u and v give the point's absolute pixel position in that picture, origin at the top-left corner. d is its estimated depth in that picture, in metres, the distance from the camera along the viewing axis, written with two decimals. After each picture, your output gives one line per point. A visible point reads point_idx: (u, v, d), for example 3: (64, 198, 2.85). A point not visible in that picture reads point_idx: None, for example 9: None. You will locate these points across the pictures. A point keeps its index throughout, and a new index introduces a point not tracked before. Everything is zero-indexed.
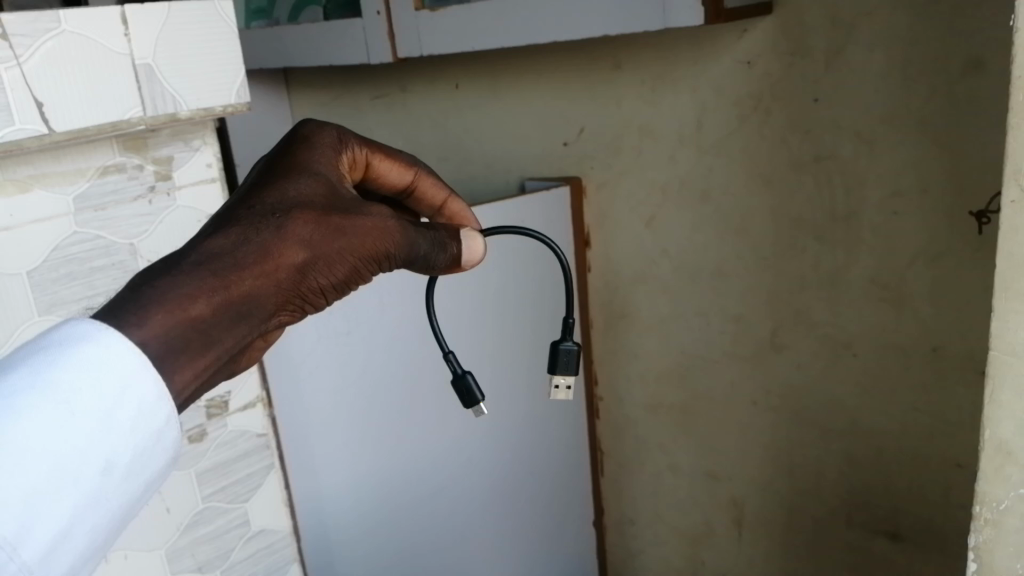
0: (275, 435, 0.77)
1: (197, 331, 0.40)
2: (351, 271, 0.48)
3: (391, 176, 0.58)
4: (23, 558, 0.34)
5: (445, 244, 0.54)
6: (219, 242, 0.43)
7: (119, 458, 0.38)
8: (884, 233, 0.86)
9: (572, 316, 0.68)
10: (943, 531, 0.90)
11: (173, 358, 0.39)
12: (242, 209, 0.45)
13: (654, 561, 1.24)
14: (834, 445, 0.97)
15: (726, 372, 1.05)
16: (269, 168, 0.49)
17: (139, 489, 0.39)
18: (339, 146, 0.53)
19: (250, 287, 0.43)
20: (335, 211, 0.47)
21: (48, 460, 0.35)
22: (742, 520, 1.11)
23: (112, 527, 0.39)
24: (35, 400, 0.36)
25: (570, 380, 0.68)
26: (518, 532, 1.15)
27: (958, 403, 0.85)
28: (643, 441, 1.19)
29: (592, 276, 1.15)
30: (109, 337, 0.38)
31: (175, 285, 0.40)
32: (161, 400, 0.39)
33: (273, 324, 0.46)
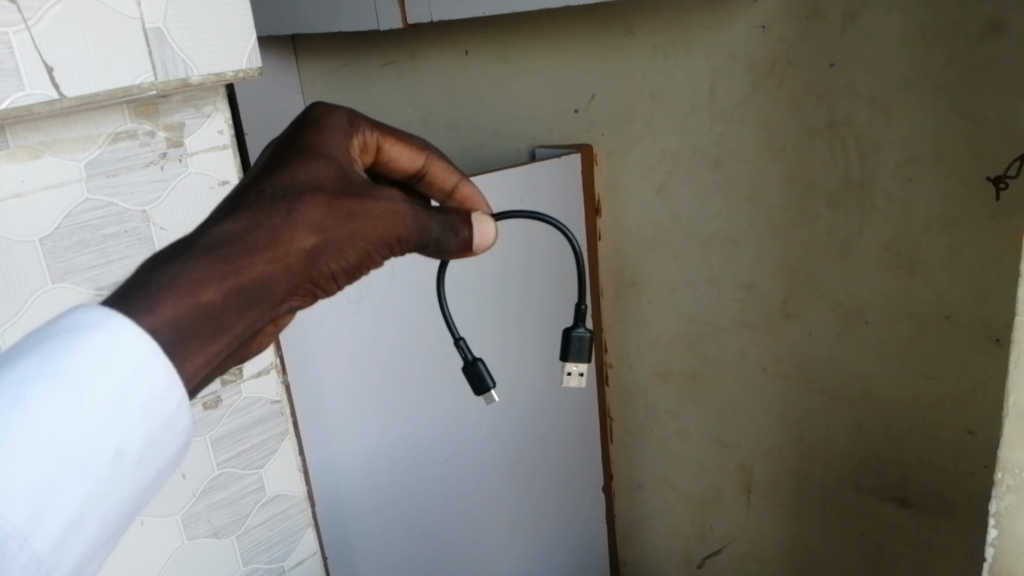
0: (289, 404, 0.77)
1: (208, 317, 0.40)
2: (362, 257, 0.48)
3: (402, 160, 0.57)
4: (34, 548, 0.34)
5: (456, 228, 0.56)
6: (229, 227, 0.42)
7: (128, 446, 0.37)
8: (899, 200, 0.85)
9: (584, 303, 0.68)
10: (953, 497, 0.91)
11: (183, 344, 0.39)
12: (252, 193, 0.45)
13: (664, 527, 1.25)
14: (844, 412, 0.98)
15: (736, 340, 1.05)
16: (280, 152, 0.49)
17: (150, 477, 0.39)
18: (350, 130, 0.53)
19: (262, 272, 0.42)
20: (347, 194, 0.47)
21: (57, 448, 0.35)
22: (751, 486, 1.12)
23: (125, 515, 0.38)
24: (45, 387, 0.35)
25: (583, 367, 0.69)
26: (530, 499, 1.16)
27: (970, 371, 0.85)
28: (652, 409, 1.19)
29: (603, 244, 1.15)
30: (119, 324, 0.37)
31: (185, 271, 0.39)
32: (173, 386, 0.39)
33: (283, 309, 0.46)
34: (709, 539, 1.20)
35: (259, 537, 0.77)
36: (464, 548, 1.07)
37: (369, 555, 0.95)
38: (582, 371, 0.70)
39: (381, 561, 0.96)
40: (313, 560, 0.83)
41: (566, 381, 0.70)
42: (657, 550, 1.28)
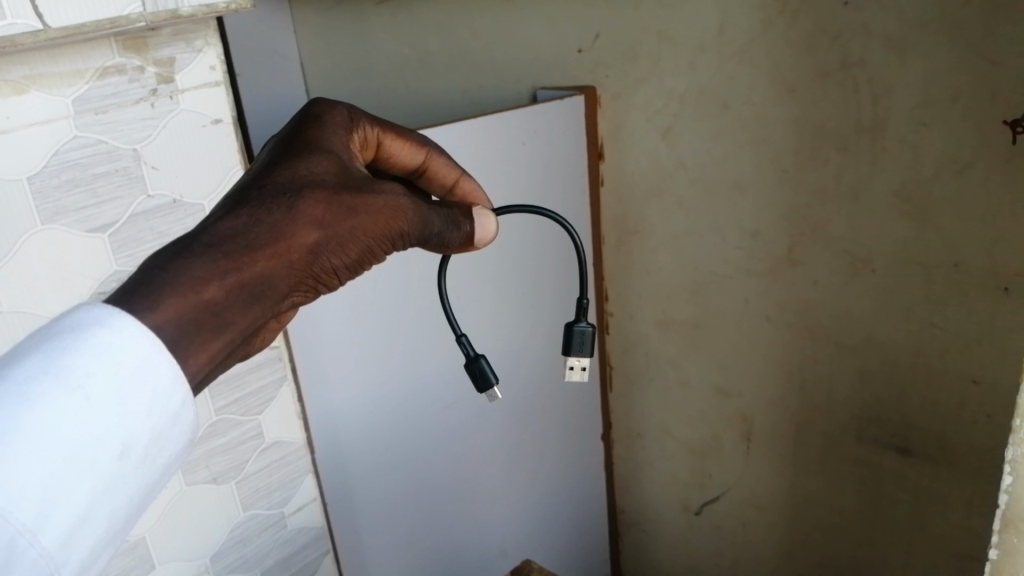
0: (288, 350, 0.77)
1: (211, 313, 0.41)
2: (363, 251, 0.50)
3: (402, 155, 0.60)
4: (43, 544, 0.36)
5: (458, 222, 0.58)
6: (231, 224, 0.44)
7: (134, 442, 0.39)
8: (910, 144, 0.83)
9: (586, 297, 0.69)
10: (954, 446, 0.90)
11: (186, 340, 0.41)
12: (254, 190, 0.46)
13: (662, 475, 1.26)
14: (847, 360, 0.97)
15: (739, 288, 1.04)
16: (282, 148, 0.51)
17: (155, 471, 0.41)
18: (350, 125, 0.56)
19: (263, 268, 0.44)
20: (346, 189, 0.49)
21: (63, 445, 0.37)
22: (751, 434, 1.11)
23: (130, 511, 0.40)
24: (51, 388, 0.37)
25: (585, 361, 0.70)
26: (530, 447, 1.16)
27: (976, 319, 0.84)
28: (653, 357, 1.18)
29: (605, 190, 1.13)
30: (123, 322, 0.39)
31: (187, 268, 0.41)
32: (176, 383, 0.41)
33: (285, 304, 0.48)
34: (707, 487, 1.20)
35: (258, 483, 0.77)
36: (464, 497, 1.07)
37: (370, 503, 0.94)
38: (585, 365, 0.70)
39: (380, 509, 0.95)
40: (313, 505, 0.83)
41: (569, 375, 0.70)
42: (656, 497, 1.29)
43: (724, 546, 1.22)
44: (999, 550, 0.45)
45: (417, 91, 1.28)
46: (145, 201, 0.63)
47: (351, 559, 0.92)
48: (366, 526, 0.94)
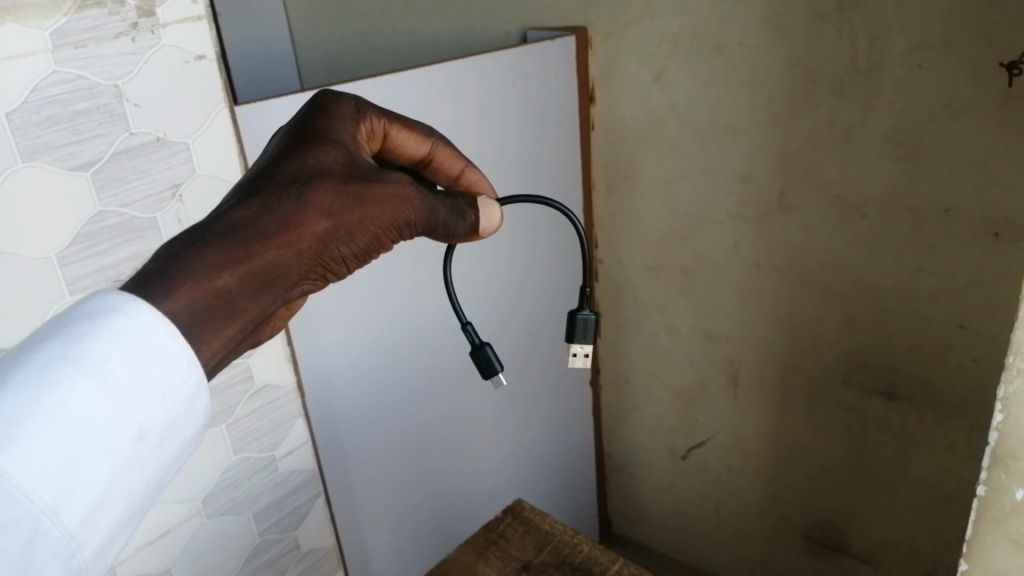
0: None
1: (224, 301, 0.40)
2: (370, 241, 0.49)
3: (407, 147, 0.57)
4: (64, 524, 0.35)
5: (462, 212, 0.57)
6: (242, 213, 0.42)
7: (151, 424, 0.38)
8: (905, 88, 0.82)
9: (588, 284, 0.67)
10: (939, 390, 0.92)
11: (201, 327, 0.39)
12: (263, 180, 0.45)
13: (649, 420, 1.27)
14: (836, 306, 0.97)
15: (729, 234, 1.04)
16: (290, 138, 0.49)
17: (172, 453, 0.40)
18: (357, 117, 0.53)
19: (274, 257, 0.42)
20: (354, 179, 0.47)
21: (82, 427, 0.35)
22: (738, 380, 1.12)
23: (148, 493, 0.39)
24: (70, 370, 0.35)
25: (588, 348, 0.68)
26: (518, 393, 1.16)
27: (964, 264, 0.85)
28: (642, 304, 1.18)
29: (596, 134, 1.11)
30: (138, 308, 0.37)
31: (201, 255, 0.39)
32: (191, 367, 0.39)
33: (295, 293, 0.46)
34: (693, 431, 1.22)
35: (248, 427, 0.76)
36: (453, 441, 1.08)
37: (360, 446, 0.94)
38: (588, 351, 0.69)
39: (370, 452, 0.95)
40: (304, 448, 0.83)
41: (571, 362, 0.69)
42: (642, 441, 1.30)
43: (710, 489, 1.24)
44: (987, 488, 0.46)
45: (404, 32, 1.25)
46: (127, 139, 0.62)
47: (341, 502, 0.93)
48: (356, 469, 0.94)
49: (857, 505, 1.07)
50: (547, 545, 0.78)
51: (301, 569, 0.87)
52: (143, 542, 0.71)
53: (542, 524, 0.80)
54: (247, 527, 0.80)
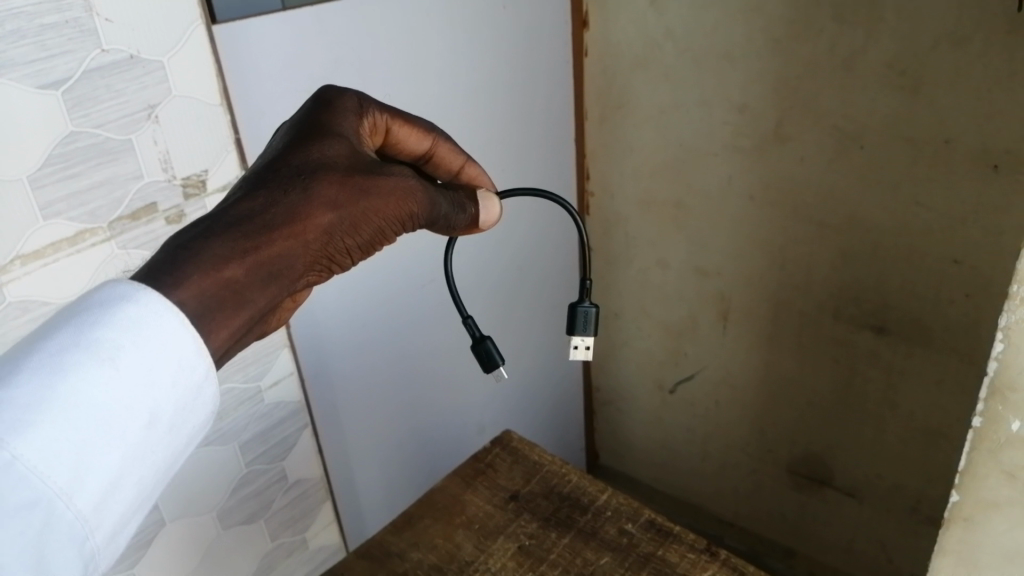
0: None
1: (231, 291, 0.41)
2: (375, 232, 0.50)
3: (408, 142, 0.56)
4: (78, 507, 0.37)
5: (463, 205, 0.57)
6: (249, 205, 0.44)
7: (161, 411, 0.39)
8: (909, 14, 0.80)
9: (589, 277, 0.66)
10: (931, 324, 0.92)
11: (210, 317, 0.41)
12: (270, 172, 0.46)
13: (638, 354, 1.27)
14: (830, 240, 0.96)
15: (723, 166, 1.01)
16: (294, 130, 0.49)
17: (181, 439, 0.41)
18: (360, 112, 0.52)
19: (280, 249, 0.44)
20: (359, 171, 0.48)
21: (94, 413, 0.37)
22: (728, 315, 1.11)
23: (158, 478, 0.41)
24: (83, 358, 0.37)
25: (589, 341, 0.67)
26: (507, 327, 1.15)
27: (962, 197, 0.84)
28: (633, 238, 1.17)
29: (589, 61, 1.09)
30: (148, 297, 0.39)
31: (208, 248, 0.41)
32: (200, 355, 0.40)
33: (302, 284, 0.47)
34: (682, 365, 1.21)
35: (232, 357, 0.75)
36: (441, 375, 1.07)
37: (349, 379, 0.93)
38: (590, 344, 0.67)
39: (358, 385, 0.94)
40: (290, 379, 0.82)
41: (573, 355, 0.68)
42: (631, 375, 1.30)
43: (697, 424, 1.25)
44: (983, 419, 0.45)
45: None
46: (99, 57, 0.59)
47: (329, 433, 0.92)
48: (344, 401, 0.93)
49: (843, 438, 1.07)
50: (535, 476, 0.78)
51: (288, 499, 0.87)
52: None
53: (531, 454, 0.80)
54: (233, 458, 0.79)
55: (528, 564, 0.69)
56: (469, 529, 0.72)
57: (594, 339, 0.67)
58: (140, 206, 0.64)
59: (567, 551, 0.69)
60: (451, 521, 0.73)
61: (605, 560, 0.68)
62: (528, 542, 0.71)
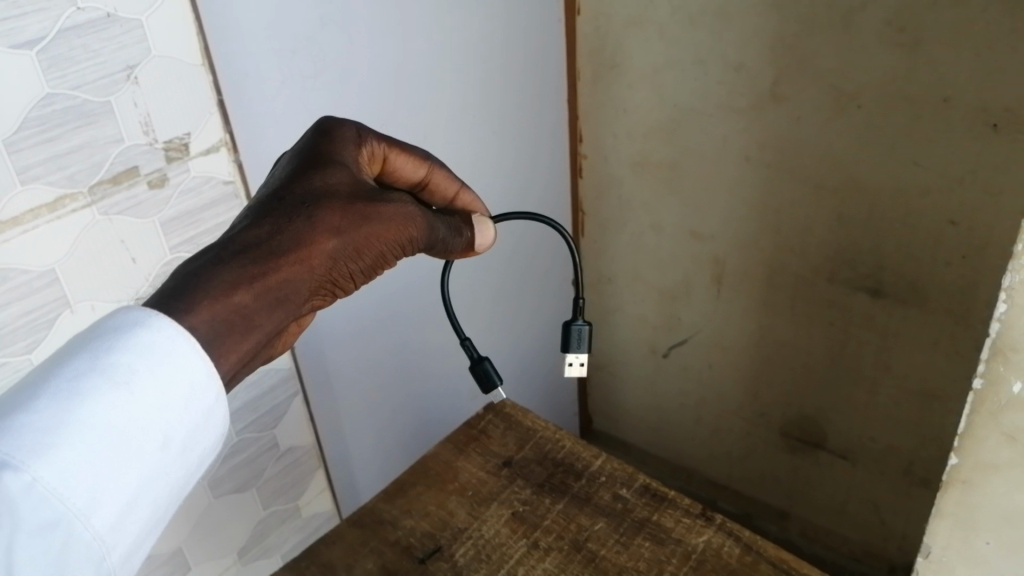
0: (245, 184, 0.72)
1: (240, 316, 0.42)
2: (377, 257, 0.50)
3: (404, 171, 0.57)
4: (96, 528, 0.37)
5: (459, 230, 0.58)
6: (256, 232, 0.45)
7: (175, 432, 0.40)
8: None
9: (582, 296, 0.69)
10: (926, 286, 0.91)
11: (220, 342, 0.41)
12: (275, 200, 0.47)
13: (631, 319, 1.26)
14: (825, 203, 0.95)
15: (718, 127, 1.00)
16: (296, 160, 0.50)
17: (192, 461, 0.42)
18: (358, 142, 0.54)
19: (287, 274, 0.44)
20: (361, 198, 0.49)
21: (112, 435, 0.38)
22: (722, 278, 1.10)
23: (169, 499, 0.42)
24: (100, 382, 0.38)
25: (584, 358, 0.69)
26: (499, 292, 1.14)
27: (960, 158, 0.82)
28: (627, 202, 1.15)
29: (581, 20, 1.06)
30: (161, 323, 0.40)
31: (217, 274, 0.42)
32: (210, 378, 0.41)
33: (306, 309, 0.48)
34: (675, 330, 1.21)
35: None
36: (432, 342, 1.06)
37: (340, 346, 0.92)
38: (584, 361, 0.69)
39: (350, 352, 0.94)
40: None
41: (568, 371, 0.70)
42: (624, 340, 1.29)
43: (691, 388, 1.24)
44: (984, 380, 0.45)
45: None
46: (75, 15, 0.57)
47: (320, 400, 0.91)
48: (336, 369, 0.92)
49: (837, 401, 1.07)
50: (529, 442, 0.77)
51: (280, 467, 0.86)
52: None
53: (524, 420, 0.80)
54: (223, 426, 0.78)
55: (522, 531, 0.68)
56: (463, 496, 0.72)
57: (588, 356, 0.69)
58: (121, 170, 0.63)
59: (561, 517, 0.69)
60: (445, 488, 0.73)
61: (600, 526, 0.68)
62: (522, 508, 0.70)
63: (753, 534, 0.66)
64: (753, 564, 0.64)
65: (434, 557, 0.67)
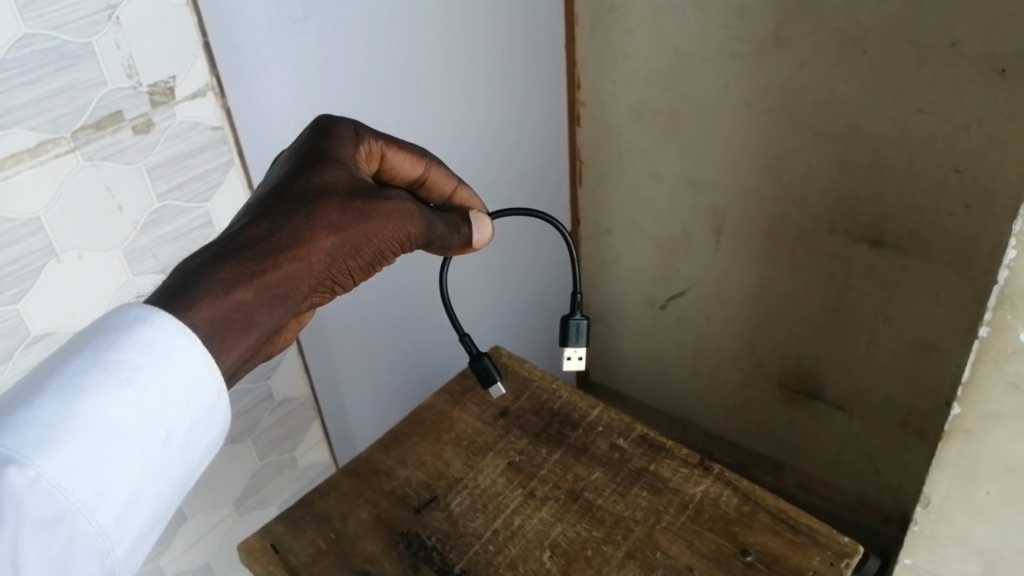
0: (234, 131, 0.70)
1: (240, 313, 0.43)
2: (375, 254, 0.51)
3: (402, 168, 0.59)
4: (101, 522, 0.38)
5: (457, 226, 0.59)
6: (255, 230, 0.46)
7: (177, 428, 0.41)
8: None
9: (580, 291, 0.70)
10: (928, 236, 0.90)
11: (220, 338, 0.43)
12: (275, 198, 0.48)
13: (629, 271, 1.25)
14: (827, 152, 0.93)
15: (719, 73, 0.97)
16: (295, 158, 0.51)
17: (195, 457, 0.43)
18: (356, 140, 0.55)
19: (286, 271, 0.46)
20: (358, 196, 0.50)
21: (115, 430, 0.39)
22: (721, 229, 1.09)
23: (172, 496, 0.42)
24: (102, 378, 0.39)
25: (581, 351, 0.70)
26: (496, 243, 1.12)
27: (965, 105, 0.81)
28: (625, 151, 1.13)
29: None
30: (162, 319, 0.41)
31: (217, 272, 0.43)
32: (210, 372, 0.42)
33: (306, 305, 0.49)
34: (673, 281, 1.20)
35: None
36: (428, 294, 1.05)
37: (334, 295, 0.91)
38: (581, 355, 0.70)
39: (345, 304, 0.93)
40: None
41: (566, 365, 0.71)
42: (621, 292, 1.29)
43: (688, 339, 1.24)
44: (991, 328, 0.44)
45: None
46: None
47: (315, 351, 0.90)
48: (331, 320, 0.91)
49: (834, 352, 1.07)
50: (525, 392, 0.77)
51: (275, 419, 0.86)
52: None
53: (521, 370, 0.79)
54: None
55: (519, 480, 0.68)
56: (459, 446, 0.72)
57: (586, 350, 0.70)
58: (105, 115, 0.61)
59: (558, 467, 0.69)
60: (441, 438, 0.73)
61: (597, 475, 0.68)
62: (519, 458, 0.70)
63: (752, 484, 0.65)
64: (752, 513, 0.63)
65: (430, 507, 0.66)
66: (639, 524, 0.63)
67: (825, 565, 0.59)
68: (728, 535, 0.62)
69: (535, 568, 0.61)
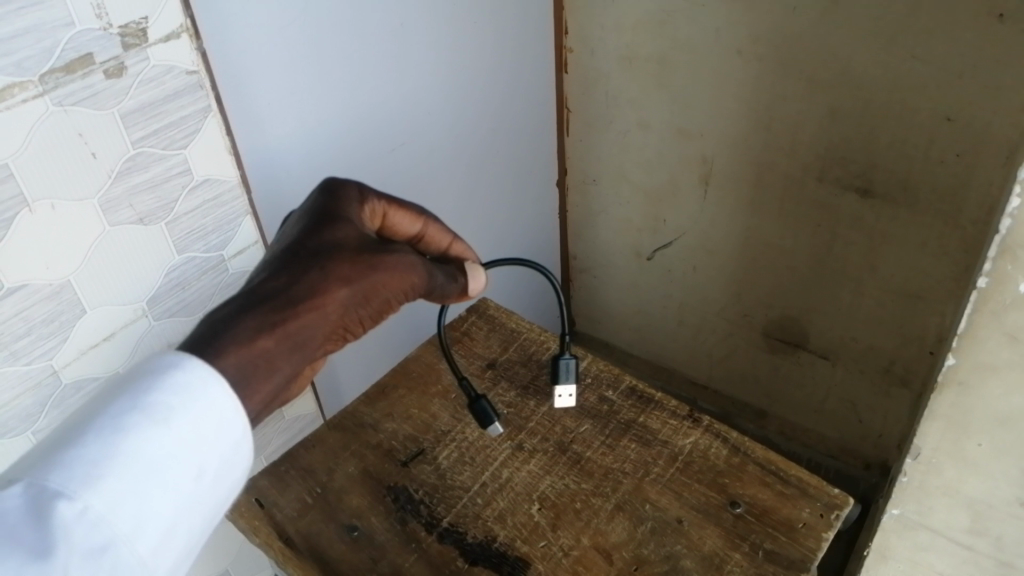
0: (210, 76, 0.68)
1: (262, 360, 0.44)
2: (382, 306, 0.52)
3: (402, 227, 0.60)
4: (139, 551, 0.37)
5: (455, 276, 0.60)
6: (274, 283, 0.47)
7: (207, 465, 0.41)
8: None
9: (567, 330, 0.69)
10: (917, 185, 0.89)
11: (246, 381, 0.43)
12: (292, 254, 0.49)
13: (616, 221, 1.24)
14: (818, 99, 0.91)
15: (710, 19, 0.95)
16: (307, 218, 0.53)
17: (221, 497, 0.43)
18: (361, 201, 0.57)
19: (303, 322, 0.46)
20: (369, 250, 0.51)
21: (151, 471, 0.38)
22: (710, 178, 1.07)
23: (203, 529, 0.42)
24: (140, 417, 0.39)
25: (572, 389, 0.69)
26: (481, 194, 1.10)
27: (961, 50, 0.79)
28: (613, 98, 1.11)
29: None
30: (196, 367, 0.41)
31: (240, 322, 0.44)
32: (236, 414, 0.42)
33: (321, 354, 0.49)
34: (660, 232, 1.19)
35: (190, 225, 0.70)
36: None
37: None
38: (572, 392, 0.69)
39: None
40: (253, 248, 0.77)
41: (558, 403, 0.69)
42: (608, 243, 1.27)
43: (673, 290, 1.23)
44: (990, 279, 0.44)
45: None
46: None
47: None
48: None
49: (820, 302, 1.07)
50: (513, 343, 0.76)
51: None
52: (86, 346, 0.66)
53: (509, 322, 0.78)
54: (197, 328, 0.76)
55: (506, 433, 0.68)
56: (446, 399, 0.71)
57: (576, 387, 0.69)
58: (74, 58, 0.58)
59: (546, 420, 0.68)
60: (426, 391, 0.72)
61: (585, 428, 0.67)
62: (506, 411, 0.69)
63: (741, 436, 0.65)
64: (741, 466, 0.63)
65: (417, 461, 0.66)
66: (628, 476, 0.63)
67: (815, 517, 0.60)
68: (718, 487, 0.62)
69: (522, 520, 0.61)
